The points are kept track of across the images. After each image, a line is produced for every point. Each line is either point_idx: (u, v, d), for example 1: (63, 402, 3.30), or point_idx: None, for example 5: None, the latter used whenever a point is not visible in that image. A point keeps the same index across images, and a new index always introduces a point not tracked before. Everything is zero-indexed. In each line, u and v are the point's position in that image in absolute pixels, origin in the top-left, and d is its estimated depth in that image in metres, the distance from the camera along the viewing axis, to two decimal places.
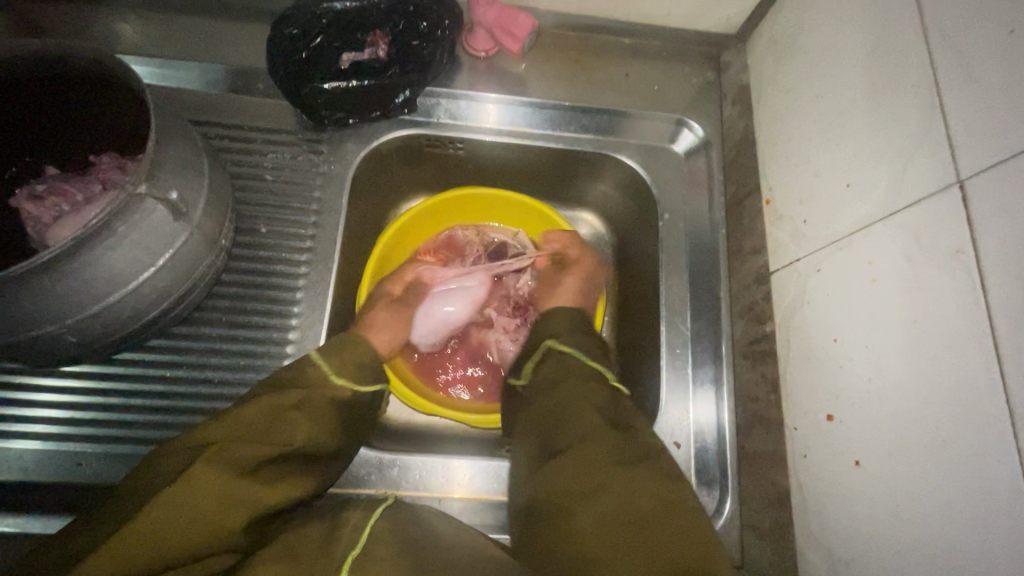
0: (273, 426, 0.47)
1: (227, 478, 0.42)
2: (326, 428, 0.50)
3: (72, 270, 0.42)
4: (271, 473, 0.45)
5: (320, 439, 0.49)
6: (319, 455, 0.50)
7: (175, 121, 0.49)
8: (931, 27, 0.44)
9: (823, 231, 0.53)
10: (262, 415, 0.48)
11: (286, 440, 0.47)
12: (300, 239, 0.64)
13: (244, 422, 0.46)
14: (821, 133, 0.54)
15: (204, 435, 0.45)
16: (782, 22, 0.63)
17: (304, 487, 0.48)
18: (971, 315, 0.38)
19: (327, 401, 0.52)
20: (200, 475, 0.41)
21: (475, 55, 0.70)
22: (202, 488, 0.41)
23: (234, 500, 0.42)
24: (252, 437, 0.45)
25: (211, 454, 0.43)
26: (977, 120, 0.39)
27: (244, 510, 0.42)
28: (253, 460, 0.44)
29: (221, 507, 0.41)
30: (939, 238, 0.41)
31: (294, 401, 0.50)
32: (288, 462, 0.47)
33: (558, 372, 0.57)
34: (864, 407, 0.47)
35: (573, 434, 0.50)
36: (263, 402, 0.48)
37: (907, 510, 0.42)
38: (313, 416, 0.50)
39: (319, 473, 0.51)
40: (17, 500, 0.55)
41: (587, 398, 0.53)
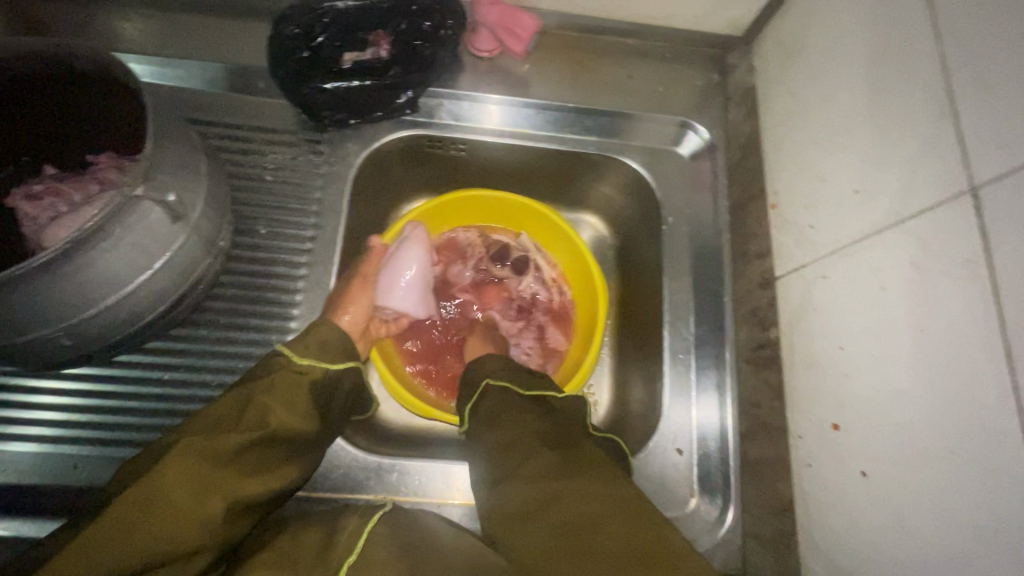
0: (242, 414, 0.46)
1: (196, 469, 0.41)
2: (303, 411, 0.48)
3: (67, 272, 0.42)
4: (247, 461, 0.44)
5: (298, 422, 0.48)
6: (301, 440, 0.48)
7: (173, 121, 0.49)
8: (944, 31, 0.43)
9: (830, 237, 0.52)
10: (235, 405, 0.47)
11: (260, 425, 0.45)
12: (300, 241, 0.64)
13: (217, 414, 0.46)
14: (828, 137, 0.54)
15: (180, 432, 0.45)
16: (790, 24, 0.62)
17: (286, 474, 0.47)
18: (982, 327, 0.37)
19: (302, 381, 0.50)
20: (166, 467, 0.41)
21: (478, 55, 0.69)
22: (170, 480, 0.40)
23: (205, 490, 0.41)
24: (224, 427, 0.45)
25: (179, 447, 0.42)
26: (990, 128, 0.39)
27: (216, 498, 0.41)
28: (225, 449, 0.43)
29: (193, 498, 0.40)
30: (948, 246, 0.41)
31: (265, 385, 0.48)
32: (267, 448, 0.46)
33: (500, 405, 0.56)
34: (870, 417, 0.46)
35: (517, 450, 0.51)
36: (233, 394, 0.48)
37: (913, 522, 0.41)
38: (287, 399, 0.48)
39: (304, 460, 0.49)
40: (11, 504, 0.54)
41: (531, 417, 0.54)
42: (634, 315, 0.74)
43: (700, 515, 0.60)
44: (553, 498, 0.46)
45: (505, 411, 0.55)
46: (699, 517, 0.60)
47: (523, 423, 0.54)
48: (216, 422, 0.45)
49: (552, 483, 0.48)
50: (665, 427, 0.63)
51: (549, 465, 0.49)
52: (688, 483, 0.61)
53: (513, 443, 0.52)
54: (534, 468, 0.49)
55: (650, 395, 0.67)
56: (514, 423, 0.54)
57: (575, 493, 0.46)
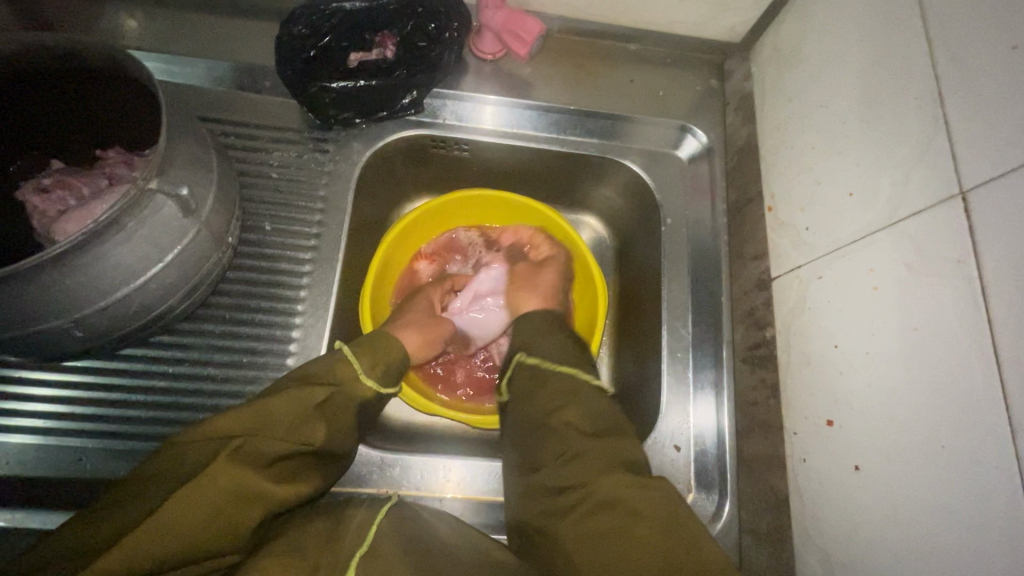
0: (297, 425, 0.46)
1: (245, 475, 0.42)
2: (344, 427, 0.50)
3: (81, 265, 0.42)
4: (285, 469, 0.46)
5: (339, 437, 0.50)
6: (335, 452, 0.50)
7: (184, 117, 0.49)
8: (935, 42, 0.45)
9: (825, 240, 0.53)
10: (288, 413, 0.46)
11: (309, 438, 0.46)
12: (305, 238, 0.64)
13: (271, 415, 0.45)
14: (823, 142, 0.55)
15: (227, 425, 0.44)
16: (786, 32, 0.64)
17: (317, 482, 0.49)
18: (972, 325, 0.39)
19: (354, 400, 0.52)
20: (216, 471, 0.41)
21: (482, 58, 0.71)
22: (220, 483, 0.41)
23: (250, 497, 0.42)
24: (273, 432, 0.45)
25: (231, 449, 0.42)
26: (980, 134, 0.40)
27: (258, 506, 0.42)
28: (271, 457, 0.44)
29: (237, 503, 0.41)
30: (940, 248, 0.42)
31: (322, 398, 0.49)
32: (305, 458, 0.47)
33: (538, 387, 0.55)
34: (862, 412, 0.47)
35: (560, 428, 0.51)
36: (287, 395, 0.47)
37: (905, 513, 0.43)
38: (336, 416, 0.49)
39: (332, 468, 0.51)
40: (17, 495, 0.54)
41: (569, 403, 0.52)
42: (632, 315, 0.75)
43: (698, 510, 0.61)
44: (593, 481, 0.46)
45: (546, 391, 0.54)
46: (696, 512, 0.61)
47: (573, 401, 0.52)
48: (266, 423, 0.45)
49: (590, 469, 0.47)
50: (663, 424, 0.64)
51: (595, 454, 0.48)
52: (686, 480, 0.63)
53: (556, 419, 0.52)
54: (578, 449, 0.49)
55: (649, 393, 0.68)
56: (555, 402, 0.53)
57: (611, 478, 0.46)
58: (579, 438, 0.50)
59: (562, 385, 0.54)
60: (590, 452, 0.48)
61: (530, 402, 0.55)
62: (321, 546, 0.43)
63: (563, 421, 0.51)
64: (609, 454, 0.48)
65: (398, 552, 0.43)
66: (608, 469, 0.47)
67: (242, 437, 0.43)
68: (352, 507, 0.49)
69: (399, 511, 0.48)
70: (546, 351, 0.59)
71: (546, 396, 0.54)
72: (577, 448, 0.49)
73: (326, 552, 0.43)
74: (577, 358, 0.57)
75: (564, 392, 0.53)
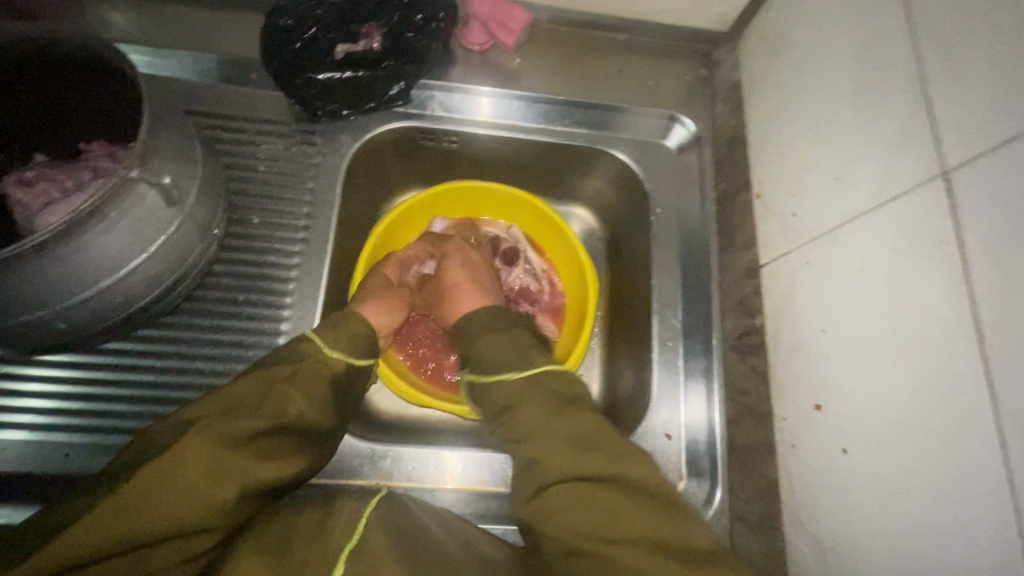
0: (264, 400, 0.47)
1: (213, 451, 0.42)
2: (320, 402, 0.50)
3: (63, 255, 0.42)
4: (259, 448, 0.45)
5: (314, 413, 0.49)
6: (314, 432, 0.49)
7: (167, 107, 0.49)
8: (919, 24, 0.45)
9: (814, 225, 0.53)
10: (253, 389, 0.47)
11: (278, 413, 0.46)
12: (293, 230, 0.64)
13: (237, 395, 0.46)
14: (810, 129, 0.55)
15: (193, 410, 0.45)
16: (773, 20, 0.64)
17: (298, 464, 0.48)
18: (955, 306, 0.39)
19: (323, 375, 0.51)
20: (182, 447, 0.41)
21: (470, 48, 0.70)
22: (187, 458, 0.41)
23: (217, 473, 0.41)
24: (242, 411, 0.45)
25: (198, 425, 0.43)
26: (962, 113, 0.40)
27: (226, 483, 0.41)
28: (240, 432, 0.44)
29: (205, 480, 0.41)
30: (923, 229, 0.42)
31: (285, 373, 0.49)
32: (280, 436, 0.46)
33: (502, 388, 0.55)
34: (849, 396, 0.48)
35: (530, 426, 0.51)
36: (253, 376, 0.48)
37: (893, 495, 0.43)
38: (306, 388, 0.49)
39: (317, 451, 0.50)
40: (3, 492, 0.54)
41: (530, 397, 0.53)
42: (623, 306, 0.75)
43: (690, 498, 0.62)
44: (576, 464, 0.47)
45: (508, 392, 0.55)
46: (688, 501, 0.62)
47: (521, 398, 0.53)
48: (238, 403, 0.46)
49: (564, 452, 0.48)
50: (655, 413, 0.64)
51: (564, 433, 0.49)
52: (677, 469, 0.63)
53: (516, 412, 0.53)
54: (535, 428, 0.51)
55: (640, 383, 0.68)
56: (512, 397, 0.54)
57: (578, 456, 0.47)
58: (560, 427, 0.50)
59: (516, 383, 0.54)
60: (546, 430, 0.50)
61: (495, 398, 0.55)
62: (308, 538, 0.43)
63: (520, 410, 0.53)
64: (576, 431, 0.49)
65: (384, 542, 0.43)
66: (575, 449, 0.48)
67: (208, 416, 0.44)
68: (339, 500, 0.48)
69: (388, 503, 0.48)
70: (495, 349, 0.58)
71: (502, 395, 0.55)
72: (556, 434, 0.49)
73: (308, 545, 0.42)
74: (523, 345, 0.58)
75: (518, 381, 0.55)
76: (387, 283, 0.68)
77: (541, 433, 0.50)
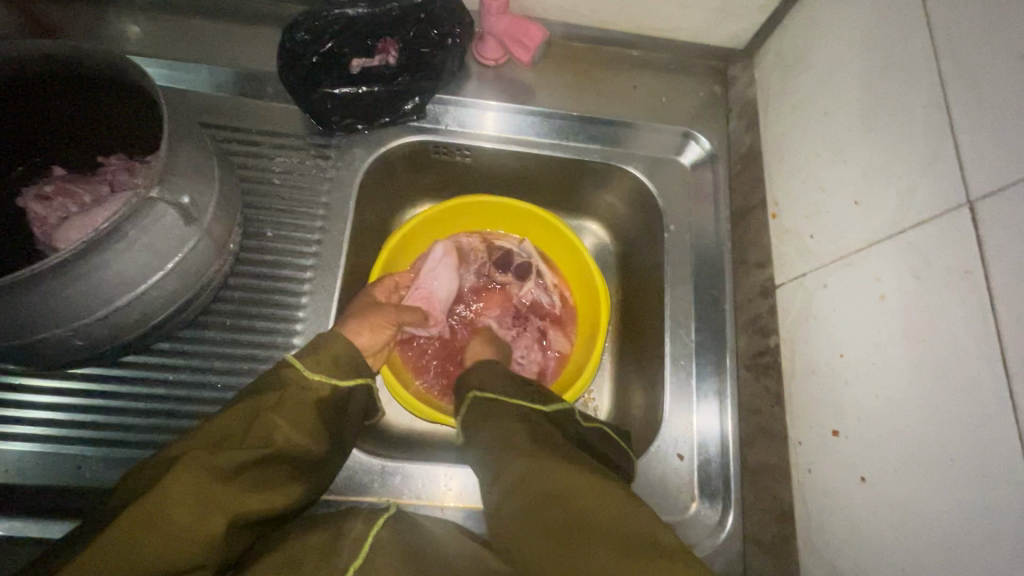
0: (251, 429, 0.46)
1: (201, 483, 0.41)
2: (309, 429, 0.49)
3: (82, 274, 0.42)
4: (250, 478, 0.44)
5: (302, 441, 0.48)
6: (305, 459, 0.48)
7: (186, 125, 0.49)
8: (943, 50, 0.44)
9: (830, 247, 0.53)
10: (241, 418, 0.47)
11: (266, 442, 0.45)
12: (307, 244, 0.64)
13: (223, 429, 0.46)
14: (828, 150, 0.55)
15: (182, 445, 0.44)
16: (790, 38, 0.64)
17: (288, 493, 0.46)
18: (980, 336, 0.38)
19: (308, 401, 0.50)
20: (173, 482, 0.41)
21: (485, 63, 0.70)
22: (174, 494, 0.40)
23: (209, 504, 0.41)
24: (228, 442, 0.45)
25: (185, 459, 0.42)
26: (988, 141, 0.40)
27: (219, 513, 0.41)
28: (229, 462, 0.43)
29: (197, 513, 0.40)
30: (948, 258, 0.42)
31: (272, 402, 0.48)
32: (270, 465, 0.46)
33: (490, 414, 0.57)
34: (868, 422, 0.47)
35: (515, 440, 0.51)
36: (239, 408, 0.48)
37: (914, 527, 0.42)
38: (293, 416, 0.48)
39: (309, 479, 0.49)
40: (16, 504, 0.54)
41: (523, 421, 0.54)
42: (634, 321, 0.75)
43: (702, 519, 0.61)
44: (562, 469, 0.47)
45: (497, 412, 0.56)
46: (700, 521, 0.61)
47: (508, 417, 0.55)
48: (226, 434, 0.46)
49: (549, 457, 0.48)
50: (667, 432, 0.64)
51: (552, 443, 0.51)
52: (689, 488, 0.62)
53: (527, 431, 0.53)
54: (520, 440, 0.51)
55: (651, 401, 0.68)
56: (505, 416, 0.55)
57: (587, 474, 0.47)
58: (550, 440, 0.51)
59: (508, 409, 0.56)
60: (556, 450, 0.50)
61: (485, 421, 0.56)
62: (320, 560, 0.43)
63: (509, 429, 0.53)
64: (583, 459, 0.50)
65: (393, 566, 0.43)
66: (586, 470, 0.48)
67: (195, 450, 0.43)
68: (349, 520, 0.48)
69: (399, 524, 0.48)
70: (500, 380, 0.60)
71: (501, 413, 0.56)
72: (544, 442, 0.50)
73: (321, 565, 0.42)
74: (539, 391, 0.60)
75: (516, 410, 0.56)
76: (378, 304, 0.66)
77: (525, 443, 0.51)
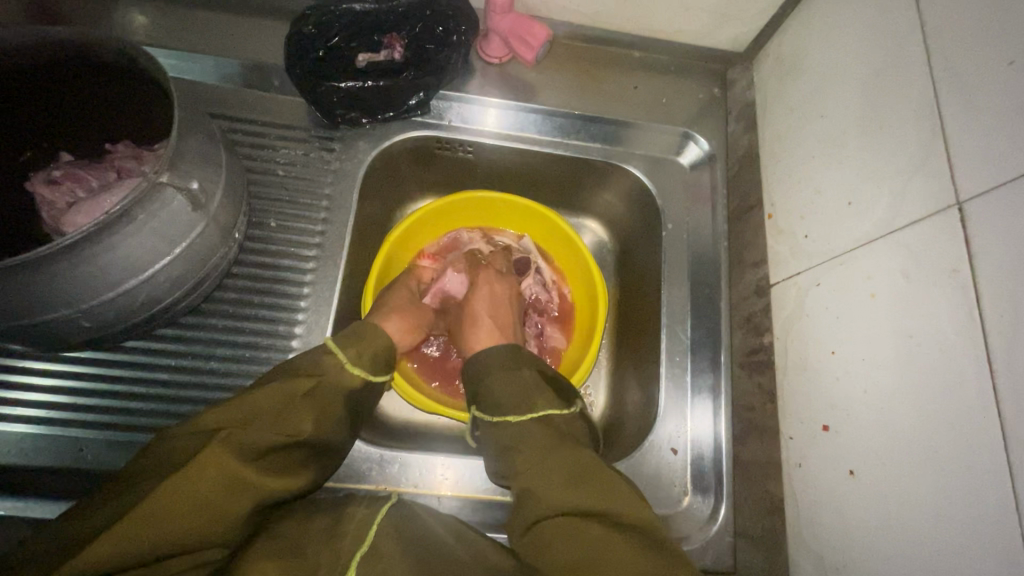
0: (283, 414, 0.47)
1: (234, 465, 0.42)
2: (332, 420, 0.50)
3: (91, 256, 0.43)
4: (272, 461, 0.45)
5: (326, 431, 0.50)
6: (324, 447, 0.50)
7: (195, 114, 0.50)
8: (936, 55, 0.46)
9: (824, 247, 0.54)
10: (274, 399, 0.47)
11: (294, 430, 0.47)
12: (310, 234, 0.65)
13: (255, 408, 0.46)
14: (824, 152, 0.56)
15: (214, 419, 0.45)
16: (788, 43, 0.65)
17: (307, 475, 0.48)
18: (964, 332, 0.40)
19: (340, 392, 0.52)
20: (207, 460, 0.41)
21: (488, 61, 0.71)
22: (208, 474, 0.41)
23: (238, 486, 0.42)
24: (259, 423, 0.46)
25: (218, 438, 0.43)
26: (976, 145, 0.41)
27: (246, 495, 0.42)
28: (257, 446, 0.44)
29: (227, 494, 0.41)
30: (936, 258, 0.43)
31: (306, 389, 0.49)
32: (291, 450, 0.47)
33: (496, 433, 0.55)
34: (856, 417, 0.48)
35: (524, 464, 0.51)
36: (274, 387, 0.48)
37: (898, 518, 0.43)
38: (322, 406, 0.49)
39: (323, 464, 0.51)
40: (16, 484, 0.55)
41: (534, 441, 0.52)
42: (631, 319, 0.76)
43: (695, 513, 0.62)
44: (571, 499, 0.47)
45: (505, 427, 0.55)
46: (693, 515, 0.62)
47: (519, 436, 0.53)
48: (255, 415, 0.46)
49: (557, 484, 0.48)
50: (661, 427, 0.64)
51: (559, 463, 0.50)
52: (682, 483, 0.63)
53: (518, 453, 0.52)
54: (530, 463, 0.51)
55: (646, 397, 0.69)
56: (515, 436, 0.53)
57: (567, 491, 0.47)
58: (559, 458, 0.50)
59: (512, 425, 0.54)
60: (540, 466, 0.50)
61: (495, 439, 0.55)
62: (321, 543, 0.44)
63: (519, 449, 0.52)
64: (565, 465, 0.49)
65: (392, 550, 0.44)
66: (568, 483, 0.48)
67: (229, 428, 0.44)
68: (348, 505, 0.49)
69: (396, 510, 0.48)
70: (498, 390, 0.58)
71: (505, 432, 0.54)
72: (553, 466, 0.49)
73: (319, 551, 0.43)
74: (537, 391, 0.57)
75: (519, 422, 0.54)
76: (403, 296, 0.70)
77: (535, 467, 0.50)
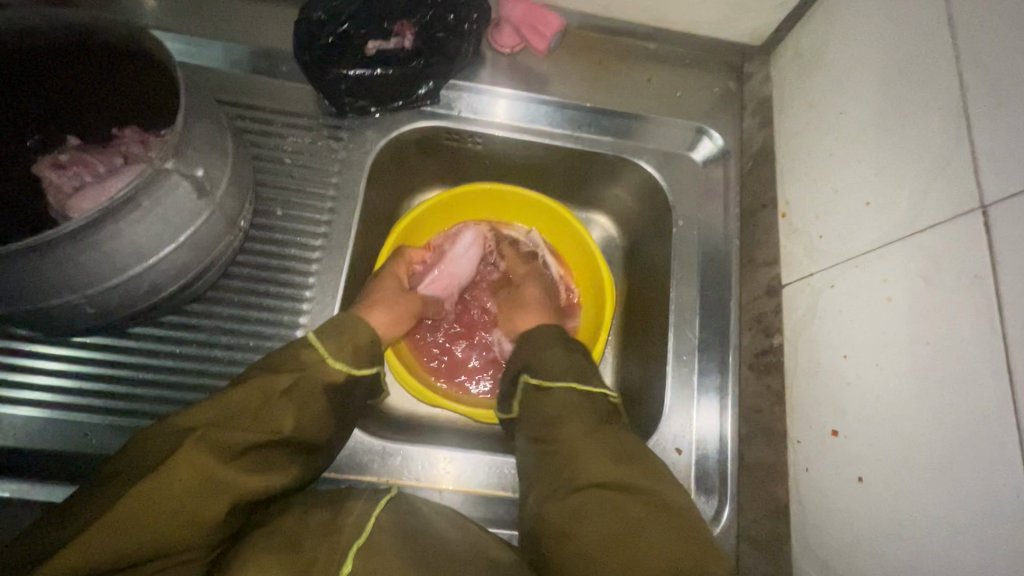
0: (262, 411, 0.47)
1: (209, 465, 0.42)
2: (314, 417, 0.50)
3: (96, 242, 0.43)
4: (253, 460, 0.45)
5: (307, 428, 0.49)
6: (307, 444, 0.50)
7: (202, 99, 0.49)
8: (964, 52, 0.44)
9: (839, 248, 0.53)
10: (250, 398, 0.47)
11: (274, 427, 0.47)
12: (316, 224, 0.64)
13: (231, 406, 0.46)
14: (842, 150, 0.55)
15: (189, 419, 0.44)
16: (808, 36, 0.63)
17: (290, 472, 0.48)
18: (984, 338, 0.39)
19: (320, 385, 0.51)
20: (180, 462, 0.41)
21: (500, 51, 0.70)
22: (182, 475, 0.41)
23: (214, 486, 0.41)
24: (234, 421, 0.45)
25: (192, 438, 0.42)
26: (1003, 146, 0.40)
27: (224, 495, 0.42)
28: (236, 445, 0.44)
29: (202, 495, 0.41)
30: (957, 262, 0.42)
31: (284, 386, 0.49)
32: (273, 449, 0.47)
33: (538, 408, 0.55)
34: (867, 423, 0.47)
35: (564, 439, 0.51)
36: (253, 385, 0.48)
37: (908, 526, 0.42)
38: (302, 402, 0.49)
39: (308, 462, 0.51)
40: (21, 466, 0.55)
41: (577, 418, 0.52)
42: (638, 316, 0.75)
43: None
44: (611, 476, 0.46)
45: (549, 402, 0.55)
46: None
47: (562, 412, 0.53)
48: (232, 414, 0.45)
49: (597, 462, 0.48)
50: (666, 426, 0.64)
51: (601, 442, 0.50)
52: (686, 483, 0.62)
53: (560, 427, 0.52)
54: (574, 438, 0.50)
55: (652, 396, 0.68)
56: (559, 408, 0.54)
57: (609, 466, 0.47)
58: (597, 439, 0.50)
59: (559, 399, 0.54)
60: (583, 441, 0.50)
61: (532, 414, 0.56)
62: (321, 536, 0.43)
63: (560, 425, 0.52)
64: (603, 444, 0.49)
65: (392, 545, 0.43)
66: (608, 461, 0.48)
67: (203, 428, 0.43)
68: (348, 498, 0.48)
69: (397, 504, 0.48)
70: (550, 366, 0.59)
71: (549, 406, 0.54)
72: (594, 443, 0.49)
73: (319, 544, 0.42)
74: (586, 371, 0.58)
75: (568, 396, 0.54)
76: (400, 288, 0.68)
77: (578, 442, 0.50)
